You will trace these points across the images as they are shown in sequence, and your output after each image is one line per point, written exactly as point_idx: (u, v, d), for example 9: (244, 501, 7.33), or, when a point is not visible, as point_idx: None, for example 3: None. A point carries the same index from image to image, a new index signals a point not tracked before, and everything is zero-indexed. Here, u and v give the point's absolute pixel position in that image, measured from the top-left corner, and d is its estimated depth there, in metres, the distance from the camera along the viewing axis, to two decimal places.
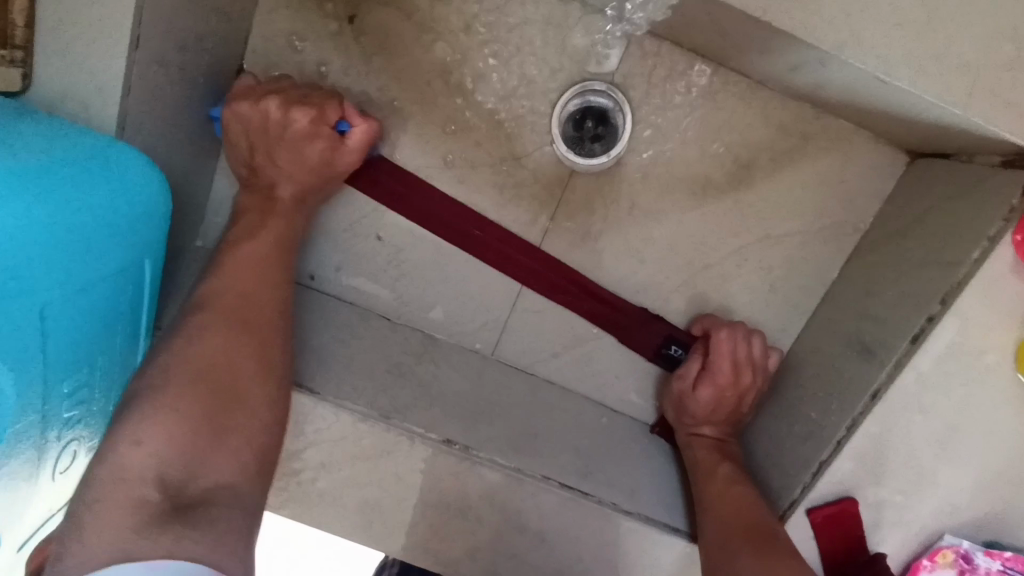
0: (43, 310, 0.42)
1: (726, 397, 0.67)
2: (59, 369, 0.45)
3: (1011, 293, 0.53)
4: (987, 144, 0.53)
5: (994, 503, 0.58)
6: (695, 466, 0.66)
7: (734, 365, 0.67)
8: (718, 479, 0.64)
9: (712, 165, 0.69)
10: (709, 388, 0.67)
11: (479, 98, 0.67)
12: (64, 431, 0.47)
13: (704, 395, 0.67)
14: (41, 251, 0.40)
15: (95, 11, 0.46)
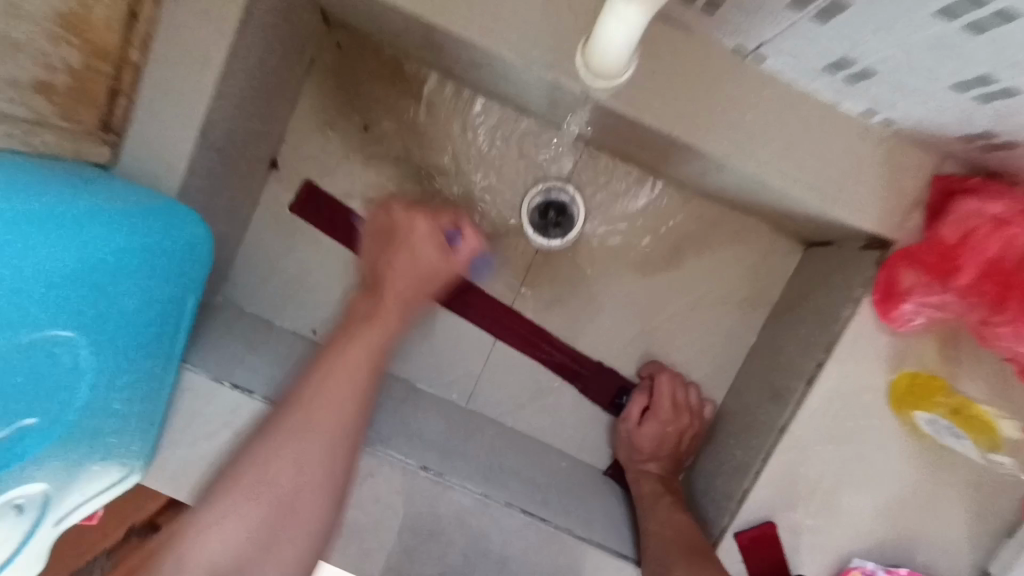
0: (105, 312, 0.54)
1: (669, 435, 0.79)
2: (110, 369, 0.56)
3: (878, 344, 0.66)
4: (850, 233, 0.68)
5: (889, 528, 0.69)
6: (642, 497, 0.76)
7: (674, 406, 0.79)
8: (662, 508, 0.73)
9: (650, 246, 0.84)
10: (653, 425, 0.79)
11: (461, 188, 0.83)
12: (104, 428, 0.57)
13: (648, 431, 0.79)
14: (109, 264, 0.54)
15: (175, 113, 0.62)
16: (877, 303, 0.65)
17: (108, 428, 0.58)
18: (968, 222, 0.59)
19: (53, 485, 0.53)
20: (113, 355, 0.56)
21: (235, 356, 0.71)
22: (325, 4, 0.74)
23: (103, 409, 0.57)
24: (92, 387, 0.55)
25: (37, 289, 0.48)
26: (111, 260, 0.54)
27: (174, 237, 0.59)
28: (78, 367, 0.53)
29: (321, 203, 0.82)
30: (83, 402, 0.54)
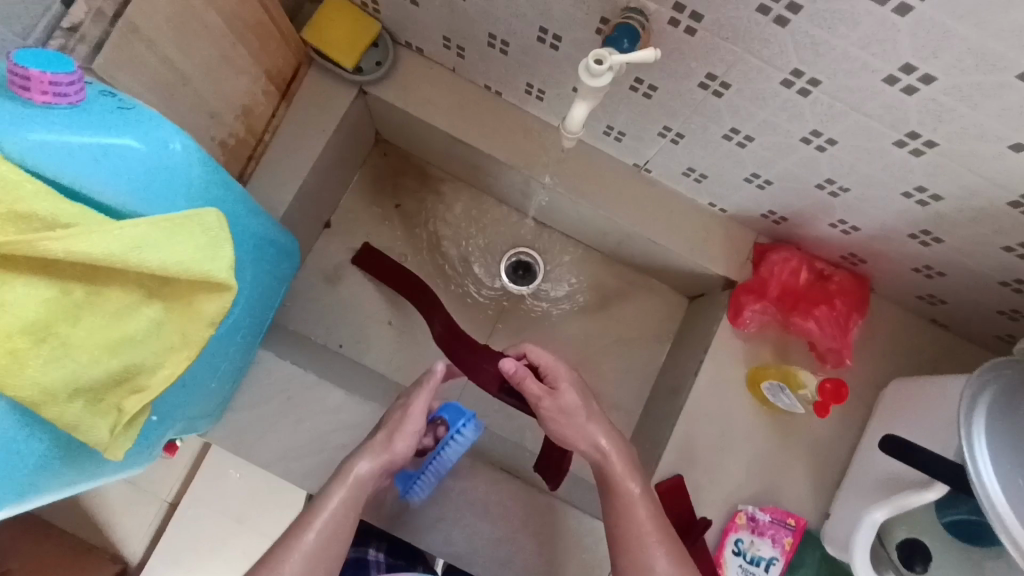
0: (256, 276, 0.80)
1: (584, 414, 0.77)
2: (241, 314, 0.80)
3: (736, 350, 1.01)
4: (714, 280, 1.07)
5: (759, 481, 0.98)
6: (603, 475, 0.76)
7: (558, 376, 0.79)
8: (627, 481, 0.74)
9: (588, 298, 1.19)
10: (553, 401, 0.77)
11: (457, 252, 1.17)
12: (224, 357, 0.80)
13: (565, 413, 0.77)
14: (269, 252, 0.82)
15: (283, 178, 0.96)
16: (731, 321, 1.01)
17: (224, 356, 0.80)
18: (775, 264, 0.98)
19: (193, 383, 0.75)
20: (246, 306, 0.81)
21: (292, 349, 0.98)
22: (376, 123, 1.12)
23: (229, 340, 0.79)
24: (233, 319, 0.78)
25: (249, 252, 0.76)
26: (270, 250, 0.82)
27: (290, 255, 0.90)
28: (236, 302, 0.77)
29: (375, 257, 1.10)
30: (229, 327, 0.77)
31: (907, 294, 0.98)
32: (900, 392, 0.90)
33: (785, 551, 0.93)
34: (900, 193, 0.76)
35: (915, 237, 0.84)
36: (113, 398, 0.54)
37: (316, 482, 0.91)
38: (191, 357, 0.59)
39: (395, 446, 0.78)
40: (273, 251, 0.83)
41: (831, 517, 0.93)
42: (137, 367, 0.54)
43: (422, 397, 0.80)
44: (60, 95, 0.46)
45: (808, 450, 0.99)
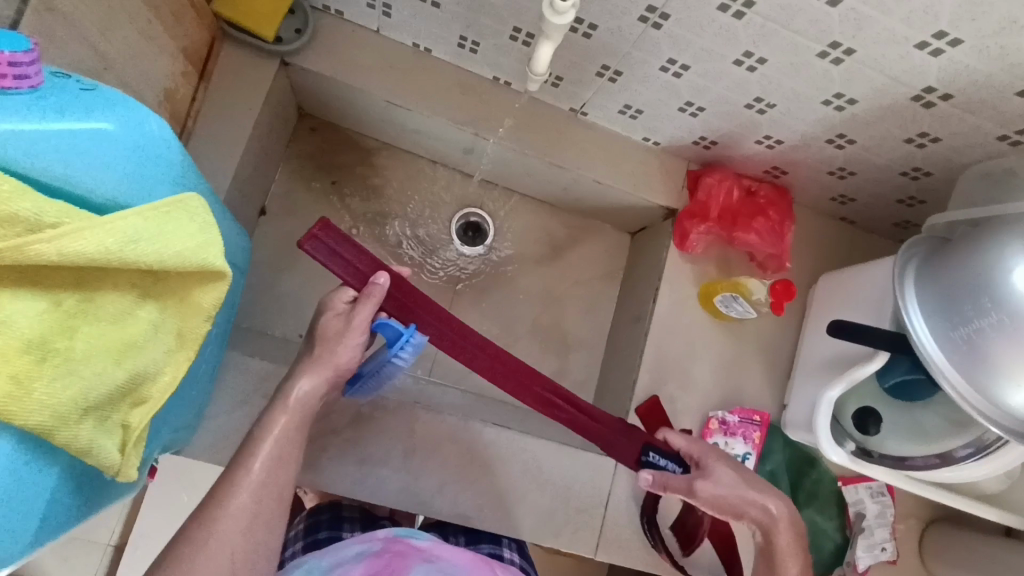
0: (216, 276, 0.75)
1: (746, 487, 0.80)
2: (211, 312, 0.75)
3: (687, 271, 1.09)
4: (656, 212, 1.13)
5: (726, 387, 1.07)
6: (765, 550, 0.80)
7: (705, 457, 0.84)
8: (789, 555, 0.78)
9: (538, 248, 1.21)
10: (707, 482, 0.81)
11: (402, 223, 1.15)
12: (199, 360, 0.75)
13: (722, 489, 0.80)
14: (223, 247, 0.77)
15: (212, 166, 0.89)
16: (678, 245, 1.08)
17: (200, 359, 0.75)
18: (710, 186, 1.06)
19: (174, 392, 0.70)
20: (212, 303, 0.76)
21: (254, 347, 0.92)
22: (298, 95, 1.05)
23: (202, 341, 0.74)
24: None
25: None
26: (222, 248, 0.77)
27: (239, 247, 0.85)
28: None
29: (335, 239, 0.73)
30: None
31: (822, 198, 1.10)
32: (833, 283, 1.03)
33: (756, 445, 1.02)
34: (820, 102, 0.85)
35: (832, 141, 0.93)
36: (119, 413, 0.50)
37: (311, 473, 0.88)
38: (189, 359, 0.55)
39: (337, 355, 0.72)
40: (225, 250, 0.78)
41: (788, 405, 1.05)
42: (141, 376, 0.50)
43: (367, 310, 0.72)
44: (21, 77, 0.42)
45: (761, 351, 1.09)
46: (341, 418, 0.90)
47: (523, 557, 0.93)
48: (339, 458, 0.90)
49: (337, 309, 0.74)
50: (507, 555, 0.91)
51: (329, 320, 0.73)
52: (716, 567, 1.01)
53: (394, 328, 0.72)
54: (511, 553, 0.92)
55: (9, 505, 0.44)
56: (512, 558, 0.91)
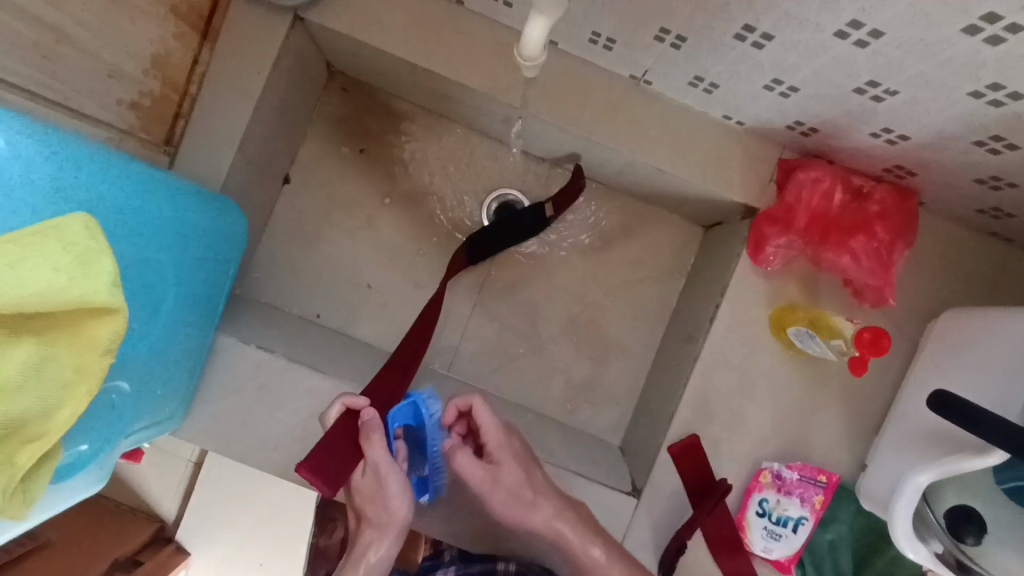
0: (183, 269, 0.70)
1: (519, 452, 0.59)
2: (182, 303, 0.72)
3: (759, 288, 0.88)
4: (732, 208, 0.91)
5: (790, 434, 0.88)
6: None
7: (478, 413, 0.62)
8: None
9: (587, 237, 1.05)
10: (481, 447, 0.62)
11: (435, 198, 1.03)
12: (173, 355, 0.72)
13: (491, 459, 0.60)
14: (198, 239, 0.72)
15: (217, 137, 0.83)
16: (750, 256, 0.87)
17: (172, 353, 0.72)
18: (802, 186, 0.82)
19: (137, 388, 0.68)
20: (186, 294, 0.72)
21: (257, 329, 0.89)
22: (325, 53, 0.95)
23: (174, 334, 0.71)
24: (170, 313, 0.69)
25: (166, 239, 0.66)
26: (194, 238, 0.71)
27: (232, 232, 0.79)
28: (163, 296, 0.68)
29: (316, 459, 0.71)
30: (165, 320, 0.69)
31: (965, 208, 0.82)
32: (957, 327, 0.78)
33: (815, 510, 0.85)
34: (966, 93, 0.60)
35: (983, 143, 0.67)
36: (1, 453, 0.45)
37: (298, 470, 0.85)
38: (92, 394, 0.49)
39: (394, 514, 0.70)
40: (201, 240, 0.73)
41: (868, 468, 0.85)
42: (18, 417, 0.45)
43: (377, 451, 0.69)
44: None
45: (843, 395, 0.87)
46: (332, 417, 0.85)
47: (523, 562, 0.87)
48: None
49: (361, 483, 0.72)
50: (502, 565, 0.87)
51: (360, 480, 0.72)
52: None
53: (405, 407, 0.72)
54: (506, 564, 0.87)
55: None
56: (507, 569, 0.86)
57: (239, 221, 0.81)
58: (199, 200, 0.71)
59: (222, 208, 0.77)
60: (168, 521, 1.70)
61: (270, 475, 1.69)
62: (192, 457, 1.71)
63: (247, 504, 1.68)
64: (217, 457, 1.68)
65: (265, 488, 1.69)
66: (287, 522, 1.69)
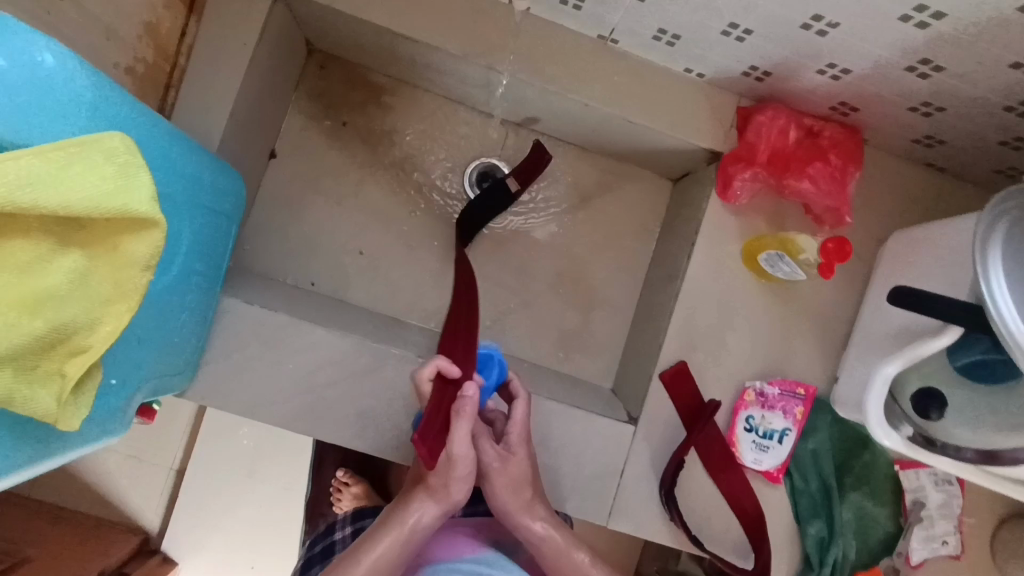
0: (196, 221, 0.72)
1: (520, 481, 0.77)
2: (194, 256, 0.74)
3: (729, 224, 0.95)
4: (698, 156, 0.99)
5: (766, 355, 0.96)
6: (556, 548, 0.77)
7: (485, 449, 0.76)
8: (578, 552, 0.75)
9: (565, 195, 1.11)
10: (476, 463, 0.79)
11: (419, 166, 1.07)
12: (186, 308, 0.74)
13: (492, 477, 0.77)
14: (208, 196, 0.74)
15: (208, 105, 0.85)
16: (720, 196, 0.94)
17: (185, 306, 0.74)
18: (761, 126, 0.91)
19: (155, 337, 0.69)
20: (197, 247, 0.74)
21: (259, 293, 0.92)
22: (304, 29, 0.99)
23: (187, 286, 0.73)
24: (185, 264, 0.71)
25: (186, 189, 0.68)
26: (205, 193, 0.73)
27: (233, 193, 0.82)
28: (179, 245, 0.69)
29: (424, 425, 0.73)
30: (182, 270, 0.71)
31: (902, 139, 0.92)
32: (905, 242, 0.88)
33: (797, 421, 0.93)
34: (897, 19, 0.69)
35: (913, 68, 0.76)
36: (50, 363, 0.47)
37: (310, 423, 0.88)
38: (131, 311, 0.51)
39: (450, 497, 0.78)
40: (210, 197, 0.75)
41: (840, 379, 0.93)
42: (67, 328, 0.47)
43: (463, 425, 0.74)
44: None
45: (810, 316, 0.96)
46: (339, 369, 0.88)
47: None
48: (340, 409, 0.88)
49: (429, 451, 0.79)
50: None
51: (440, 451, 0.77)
52: (741, 546, 0.95)
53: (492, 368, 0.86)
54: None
55: None
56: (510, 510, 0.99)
57: (239, 183, 0.83)
58: (206, 159, 0.74)
59: (224, 169, 0.79)
60: (153, 531, 1.65)
61: (255, 475, 1.66)
62: (172, 464, 1.66)
63: (234, 506, 1.65)
64: (199, 461, 1.64)
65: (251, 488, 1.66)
66: (277, 519, 1.67)
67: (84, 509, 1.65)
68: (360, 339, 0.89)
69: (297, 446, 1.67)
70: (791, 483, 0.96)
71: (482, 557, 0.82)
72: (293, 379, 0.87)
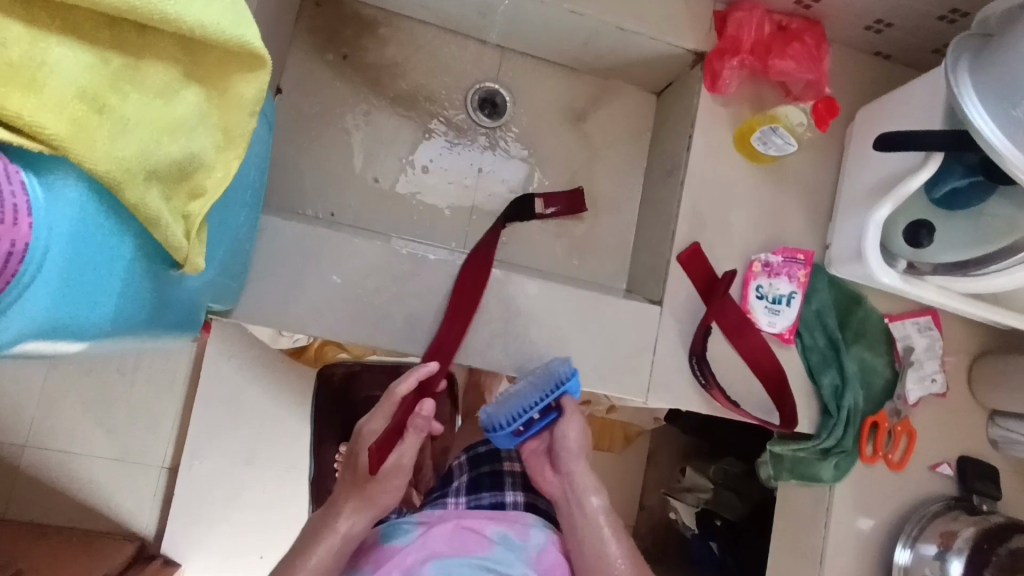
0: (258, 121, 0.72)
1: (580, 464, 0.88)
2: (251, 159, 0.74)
3: (720, 115, 1.05)
4: (684, 59, 1.08)
5: (765, 231, 1.06)
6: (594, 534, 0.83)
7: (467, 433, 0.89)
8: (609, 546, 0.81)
9: (560, 115, 1.18)
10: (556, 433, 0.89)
11: (420, 96, 1.12)
12: (243, 211, 0.75)
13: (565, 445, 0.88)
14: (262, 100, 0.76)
15: None
16: (709, 89, 1.04)
17: (243, 209, 0.75)
18: (742, 19, 1.00)
19: (223, 233, 0.69)
20: (254, 151, 0.75)
21: (291, 218, 0.93)
22: None
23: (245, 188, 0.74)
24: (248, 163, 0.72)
25: None
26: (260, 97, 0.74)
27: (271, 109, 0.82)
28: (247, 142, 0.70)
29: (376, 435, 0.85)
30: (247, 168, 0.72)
31: (855, 28, 1.04)
32: (875, 110, 1.00)
33: (801, 283, 1.03)
34: None
35: None
36: (178, 198, 0.48)
37: (361, 332, 0.90)
38: (238, 158, 0.53)
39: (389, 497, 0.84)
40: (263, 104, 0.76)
41: (832, 242, 1.04)
42: (194, 160, 0.48)
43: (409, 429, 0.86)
44: None
45: (799, 192, 1.07)
46: (382, 278, 0.91)
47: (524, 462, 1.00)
48: (389, 314, 0.91)
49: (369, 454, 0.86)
50: (508, 465, 0.98)
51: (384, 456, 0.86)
52: (764, 404, 1.05)
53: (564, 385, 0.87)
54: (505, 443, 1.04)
55: (83, 277, 0.43)
56: (516, 500, 0.91)
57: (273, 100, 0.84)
58: None
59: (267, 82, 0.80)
60: (149, 535, 1.49)
61: (257, 461, 1.51)
62: (163, 462, 1.51)
63: (239, 498, 1.50)
64: (195, 451, 1.49)
65: (255, 475, 1.51)
66: (285, 507, 1.53)
67: (64, 525, 1.46)
68: (399, 248, 0.92)
69: (302, 424, 1.53)
70: (802, 342, 1.06)
71: (490, 559, 0.79)
72: (339, 290, 0.89)
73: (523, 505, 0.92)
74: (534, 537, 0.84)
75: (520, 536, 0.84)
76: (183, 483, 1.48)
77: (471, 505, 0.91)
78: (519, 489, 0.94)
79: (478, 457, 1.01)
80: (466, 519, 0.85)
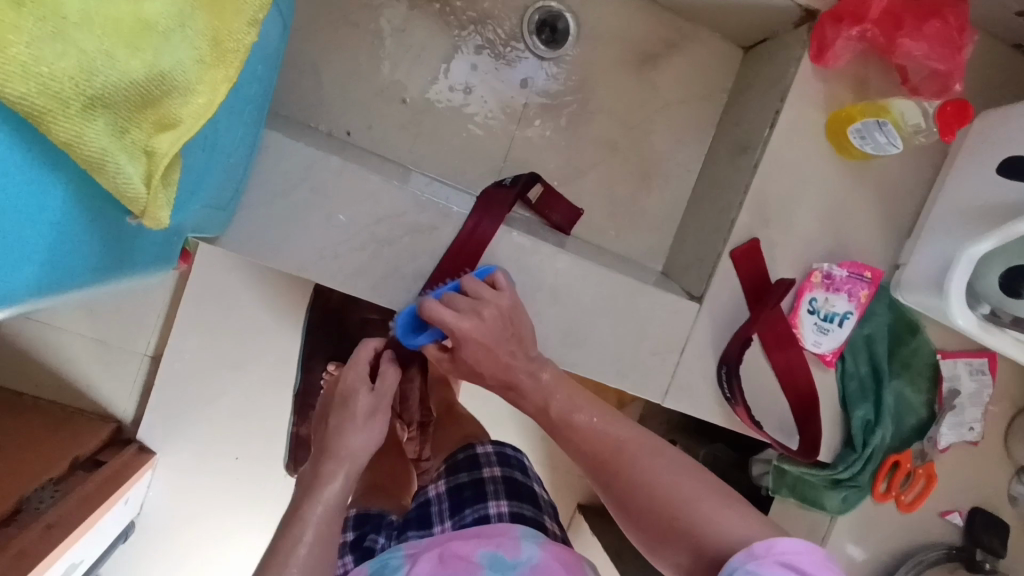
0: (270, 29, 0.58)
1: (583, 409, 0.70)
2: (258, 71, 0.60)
3: (815, 94, 0.88)
4: (786, 18, 0.90)
5: (833, 238, 0.93)
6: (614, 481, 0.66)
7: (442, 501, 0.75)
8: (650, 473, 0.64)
9: (627, 57, 1.01)
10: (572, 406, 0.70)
11: (468, 7, 0.95)
12: (242, 132, 0.62)
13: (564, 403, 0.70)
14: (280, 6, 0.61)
15: None
16: (814, 58, 0.86)
17: (242, 129, 0.62)
18: None
19: (215, 155, 0.56)
20: (263, 61, 0.60)
21: (303, 138, 0.79)
22: None
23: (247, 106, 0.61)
24: (254, 77, 0.58)
25: None
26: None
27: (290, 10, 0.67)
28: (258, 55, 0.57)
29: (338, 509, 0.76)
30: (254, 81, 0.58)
31: (1004, 13, 0.85)
32: (999, 120, 0.84)
33: (860, 304, 0.91)
34: None
35: None
36: (137, 130, 0.35)
37: (366, 283, 0.80)
38: (227, 81, 0.40)
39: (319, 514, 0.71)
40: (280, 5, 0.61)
41: (906, 264, 0.92)
42: (164, 82, 0.35)
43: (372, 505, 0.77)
44: None
45: (882, 200, 0.93)
46: (396, 225, 0.79)
47: (506, 469, 0.86)
48: (396, 269, 0.80)
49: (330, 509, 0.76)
50: (488, 473, 0.84)
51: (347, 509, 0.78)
52: (786, 424, 0.97)
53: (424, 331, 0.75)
54: (485, 448, 0.90)
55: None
56: (500, 511, 0.76)
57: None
58: None
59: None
60: (127, 420, 1.30)
61: (242, 366, 1.34)
62: (146, 348, 1.31)
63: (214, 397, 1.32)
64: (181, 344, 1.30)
65: (241, 381, 1.34)
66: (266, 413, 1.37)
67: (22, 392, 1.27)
68: (420, 195, 0.79)
69: (292, 335, 1.36)
70: (842, 366, 0.96)
71: None
72: (346, 233, 0.78)
73: (509, 517, 0.76)
74: (526, 551, 0.68)
75: (511, 553, 0.68)
76: (164, 379, 1.29)
77: (455, 526, 0.77)
78: (502, 498, 0.80)
79: (455, 465, 0.88)
80: (453, 543, 0.71)
